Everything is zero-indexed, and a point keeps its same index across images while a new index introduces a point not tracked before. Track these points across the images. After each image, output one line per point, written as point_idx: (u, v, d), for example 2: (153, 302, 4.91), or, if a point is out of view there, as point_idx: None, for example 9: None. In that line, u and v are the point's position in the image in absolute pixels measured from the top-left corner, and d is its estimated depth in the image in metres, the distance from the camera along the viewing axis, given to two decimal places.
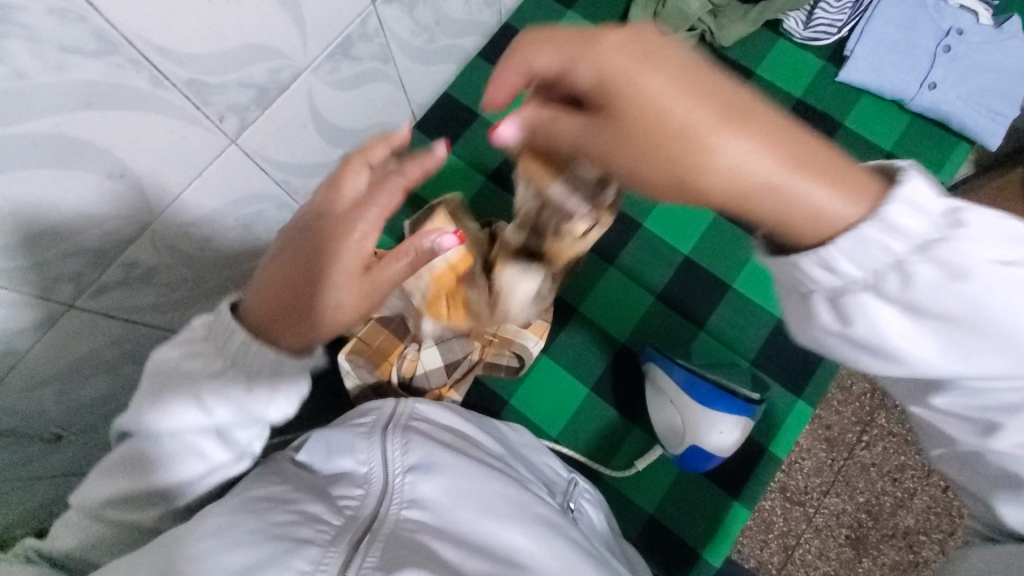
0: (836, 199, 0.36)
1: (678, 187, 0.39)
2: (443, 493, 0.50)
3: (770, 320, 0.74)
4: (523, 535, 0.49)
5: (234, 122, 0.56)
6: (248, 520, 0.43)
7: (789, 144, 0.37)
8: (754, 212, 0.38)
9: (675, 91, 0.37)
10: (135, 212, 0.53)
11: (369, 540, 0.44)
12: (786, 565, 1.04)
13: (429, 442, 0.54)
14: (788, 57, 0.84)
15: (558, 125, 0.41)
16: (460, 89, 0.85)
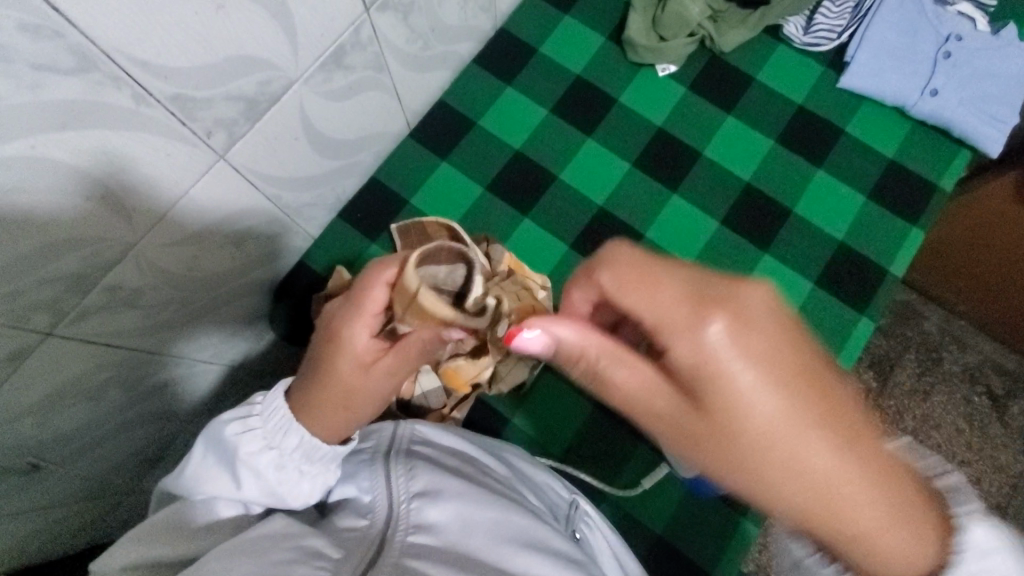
0: (843, 484, 0.43)
1: (726, 439, 0.44)
2: (452, 520, 0.47)
3: None
4: (540, 565, 0.46)
5: (221, 138, 0.53)
6: (244, 563, 0.40)
7: (812, 412, 0.43)
8: (772, 468, 0.44)
9: (708, 353, 0.44)
10: (116, 235, 0.50)
11: (377, 574, 0.41)
12: None
13: (434, 468, 0.52)
14: (790, 62, 0.82)
15: (609, 368, 0.46)
16: (456, 96, 0.82)
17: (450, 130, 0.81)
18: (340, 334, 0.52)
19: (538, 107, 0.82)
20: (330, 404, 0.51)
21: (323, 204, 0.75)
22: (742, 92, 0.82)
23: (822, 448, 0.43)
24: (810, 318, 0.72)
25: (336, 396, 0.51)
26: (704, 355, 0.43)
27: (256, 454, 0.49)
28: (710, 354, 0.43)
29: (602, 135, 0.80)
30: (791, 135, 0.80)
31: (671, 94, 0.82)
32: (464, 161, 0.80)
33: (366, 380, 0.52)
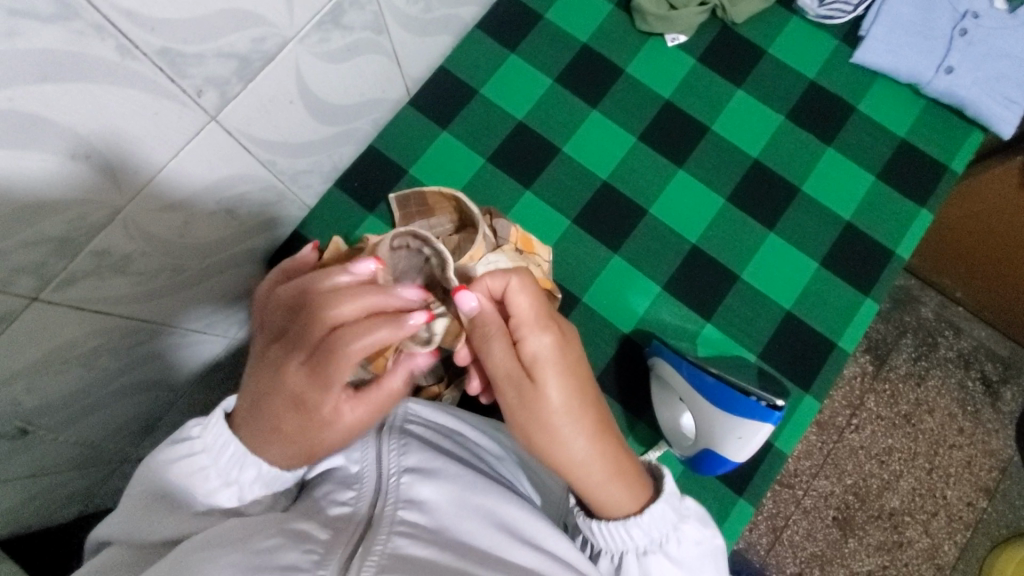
0: (602, 468, 0.48)
1: (537, 423, 0.46)
2: (444, 498, 0.46)
3: (779, 312, 0.71)
4: (532, 551, 0.45)
5: (213, 97, 0.51)
6: (225, 553, 0.38)
7: (594, 406, 0.48)
8: (577, 454, 0.47)
9: (504, 343, 0.47)
10: (102, 197, 0.48)
11: (366, 548, 0.39)
12: (775, 545, 1.04)
13: (427, 447, 0.51)
14: (803, 36, 0.80)
15: (502, 359, 0.46)
16: (457, 63, 0.79)
17: (451, 98, 0.78)
18: (274, 372, 0.44)
19: (543, 76, 0.79)
20: (285, 439, 0.45)
21: (319, 172, 0.73)
22: (753, 66, 0.79)
23: (579, 446, 0.47)
24: (814, 299, 0.71)
25: (295, 434, 0.45)
26: (540, 373, 0.46)
27: (212, 459, 0.47)
28: (540, 372, 0.46)
29: (608, 107, 0.78)
30: (802, 111, 0.78)
31: (680, 66, 0.79)
32: (465, 131, 0.78)
33: (307, 414, 0.44)
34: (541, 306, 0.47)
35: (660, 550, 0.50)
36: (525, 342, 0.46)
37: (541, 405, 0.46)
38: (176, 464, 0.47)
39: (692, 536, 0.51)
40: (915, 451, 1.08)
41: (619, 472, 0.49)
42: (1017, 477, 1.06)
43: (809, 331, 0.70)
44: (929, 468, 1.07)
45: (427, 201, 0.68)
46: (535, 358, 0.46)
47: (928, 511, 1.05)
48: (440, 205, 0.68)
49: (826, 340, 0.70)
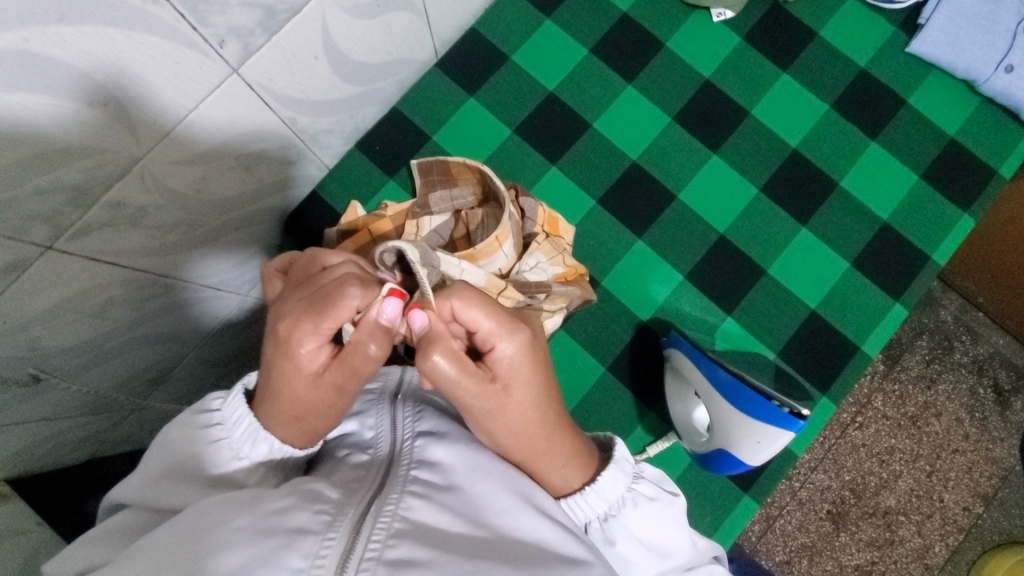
0: (563, 463, 0.49)
1: (497, 431, 0.45)
2: (457, 461, 0.45)
3: (803, 311, 0.69)
4: (544, 521, 0.43)
5: (235, 48, 0.48)
6: (237, 516, 0.38)
7: (552, 407, 0.47)
8: (538, 455, 0.47)
9: (465, 358, 0.43)
10: (118, 148, 0.47)
11: (377, 508, 0.39)
12: (767, 534, 1.05)
13: (442, 415, 0.50)
14: (857, 19, 0.75)
15: (466, 373, 0.43)
16: (489, 26, 0.75)
17: (480, 63, 0.75)
18: (283, 349, 0.43)
19: (578, 46, 0.75)
20: (288, 417, 0.45)
21: (340, 132, 0.71)
22: (801, 48, 0.75)
23: (539, 444, 0.47)
24: (842, 299, 0.69)
25: (295, 412, 0.45)
26: (511, 378, 0.44)
27: (229, 431, 0.47)
28: (510, 378, 0.44)
29: (644, 83, 0.74)
30: (848, 100, 0.74)
31: (724, 43, 0.75)
32: (493, 99, 0.75)
33: (327, 394, 0.44)
34: (499, 308, 0.44)
35: (619, 514, 0.49)
36: (494, 350, 0.44)
37: (511, 410, 0.45)
38: (194, 432, 0.47)
39: (646, 495, 0.51)
40: (917, 453, 1.06)
41: (575, 454, 0.49)
42: (1017, 486, 1.05)
43: (832, 332, 0.68)
44: (929, 470, 1.06)
45: (454, 174, 0.66)
46: (505, 365, 0.44)
47: (924, 513, 1.05)
48: (467, 178, 0.66)
49: (849, 343, 0.68)
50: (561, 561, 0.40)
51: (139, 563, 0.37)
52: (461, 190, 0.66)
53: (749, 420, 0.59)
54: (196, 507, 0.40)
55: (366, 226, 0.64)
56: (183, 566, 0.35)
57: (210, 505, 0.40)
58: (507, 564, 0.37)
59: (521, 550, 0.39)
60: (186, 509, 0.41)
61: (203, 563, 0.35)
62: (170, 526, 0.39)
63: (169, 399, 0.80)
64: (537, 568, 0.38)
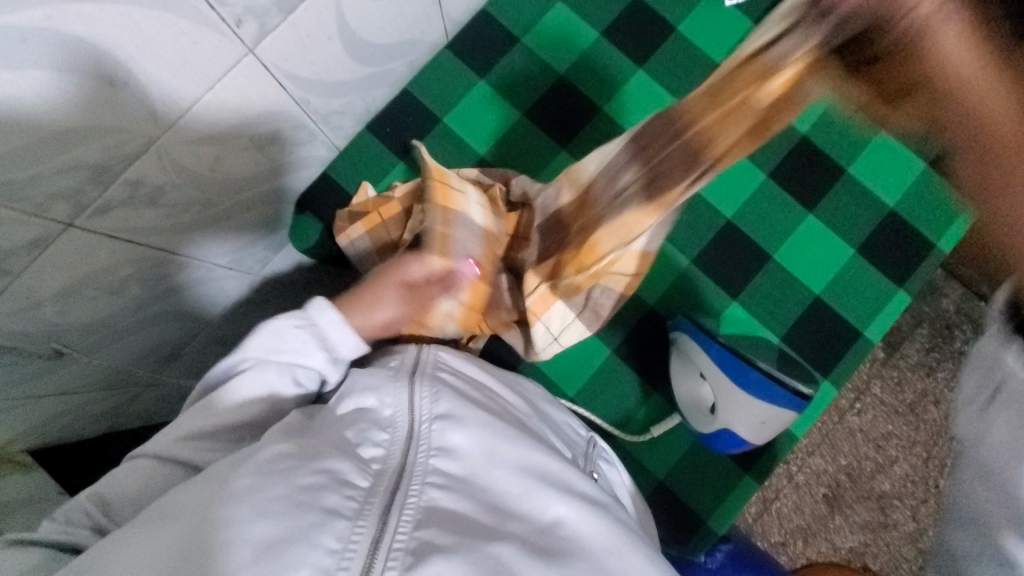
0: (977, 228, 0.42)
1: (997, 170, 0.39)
2: (475, 445, 0.46)
3: (808, 295, 0.70)
4: (561, 500, 0.45)
5: (252, 27, 0.48)
6: (268, 487, 0.40)
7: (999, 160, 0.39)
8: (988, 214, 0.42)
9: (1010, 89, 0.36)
10: (137, 125, 0.47)
11: (402, 497, 0.41)
12: (762, 515, 1.07)
13: (459, 395, 0.50)
14: None
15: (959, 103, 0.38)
16: (499, 7, 0.75)
17: (491, 44, 0.75)
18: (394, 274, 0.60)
19: (586, 27, 0.75)
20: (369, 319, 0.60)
21: (351, 113, 0.71)
22: None
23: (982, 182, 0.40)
24: (846, 285, 0.70)
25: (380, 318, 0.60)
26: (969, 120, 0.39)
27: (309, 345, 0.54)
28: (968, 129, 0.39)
29: (654, 67, 0.74)
30: None
31: (736, 27, 0.75)
32: (503, 81, 0.75)
33: (413, 302, 0.61)
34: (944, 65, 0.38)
35: None
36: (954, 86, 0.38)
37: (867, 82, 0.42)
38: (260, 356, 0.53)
39: None
40: (914, 439, 1.07)
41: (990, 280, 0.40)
42: None
43: (834, 318, 0.69)
44: (926, 456, 1.07)
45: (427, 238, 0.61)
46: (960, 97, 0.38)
47: (918, 497, 1.06)
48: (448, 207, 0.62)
49: (850, 328, 0.69)
50: (577, 543, 0.43)
51: (173, 530, 0.39)
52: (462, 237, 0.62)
53: (752, 400, 0.61)
54: (220, 466, 0.43)
55: (377, 209, 0.67)
56: (216, 536, 0.38)
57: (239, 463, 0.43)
58: (524, 552, 0.40)
59: (538, 538, 0.42)
60: (212, 468, 0.44)
61: (241, 526, 0.38)
62: (199, 487, 0.41)
63: (183, 375, 0.81)
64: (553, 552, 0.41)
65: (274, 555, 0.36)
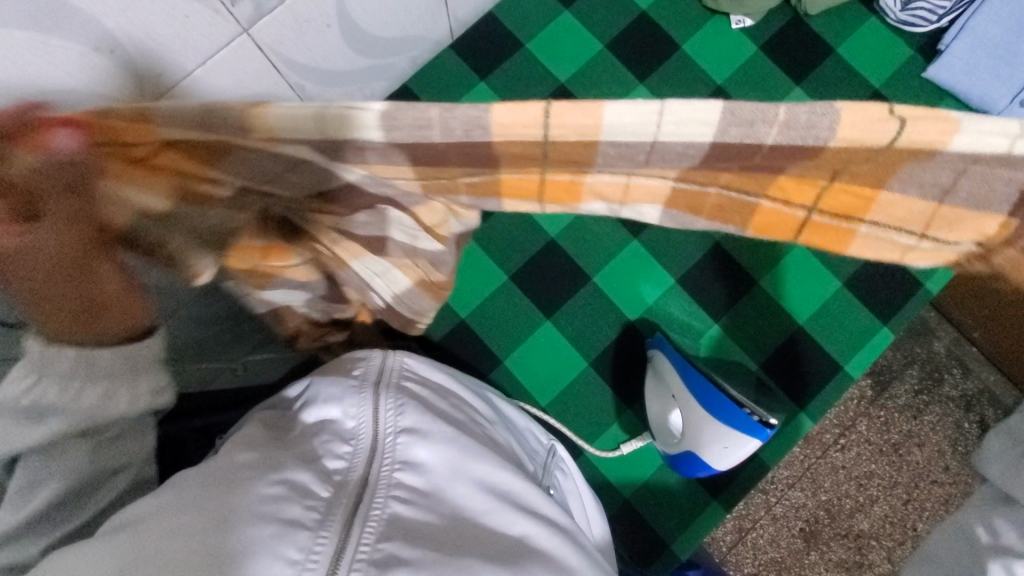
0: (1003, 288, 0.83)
1: None
2: (440, 460, 0.46)
3: (790, 324, 0.69)
4: (524, 517, 0.45)
5: (246, 8, 0.48)
6: (231, 494, 0.40)
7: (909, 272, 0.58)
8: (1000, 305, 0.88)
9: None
10: (121, 95, 0.47)
11: (365, 510, 0.41)
12: (737, 545, 1.02)
13: (426, 408, 0.49)
14: (876, 40, 0.74)
15: None
16: (506, 12, 0.75)
17: (495, 48, 0.75)
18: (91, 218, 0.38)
19: (591, 37, 0.75)
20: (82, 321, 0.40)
21: (348, 104, 0.71)
22: (817, 64, 0.74)
23: None
24: (829, 317, 0.70)
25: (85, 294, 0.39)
26: None
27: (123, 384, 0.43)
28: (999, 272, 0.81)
29: (655, 83, 0.74)
30: None
31: (741, 51, 0.74)
32: (503, 85, 0.75)
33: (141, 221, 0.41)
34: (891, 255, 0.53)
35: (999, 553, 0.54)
36: None
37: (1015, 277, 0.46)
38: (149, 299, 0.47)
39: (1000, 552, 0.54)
40: (895, 480, 1.03)
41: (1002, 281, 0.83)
42: None
43: (814, 348, 0.69)
44: (907, 498, 1.03)
45: (522, 148, 0.37)
46: None
47: (896, 540, 1.01)
48: (525, 178, 0.41)
49: (832, 363, 0.69)
50: (541, 561, 0.42)
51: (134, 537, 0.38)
52: (622, 136, 0.36)
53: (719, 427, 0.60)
54: (181, 480, 0.43)
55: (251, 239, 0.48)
56: (187, 548, 0.37)
57: (203, 477, 0.42)
58: (493, 562, 0.40)
59: (503, 550, 0.42)
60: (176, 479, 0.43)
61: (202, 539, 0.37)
62: (160, 496, 0.41)
63: None
64: (519, 567, 0.41)
65: (239, 564, 0.36)
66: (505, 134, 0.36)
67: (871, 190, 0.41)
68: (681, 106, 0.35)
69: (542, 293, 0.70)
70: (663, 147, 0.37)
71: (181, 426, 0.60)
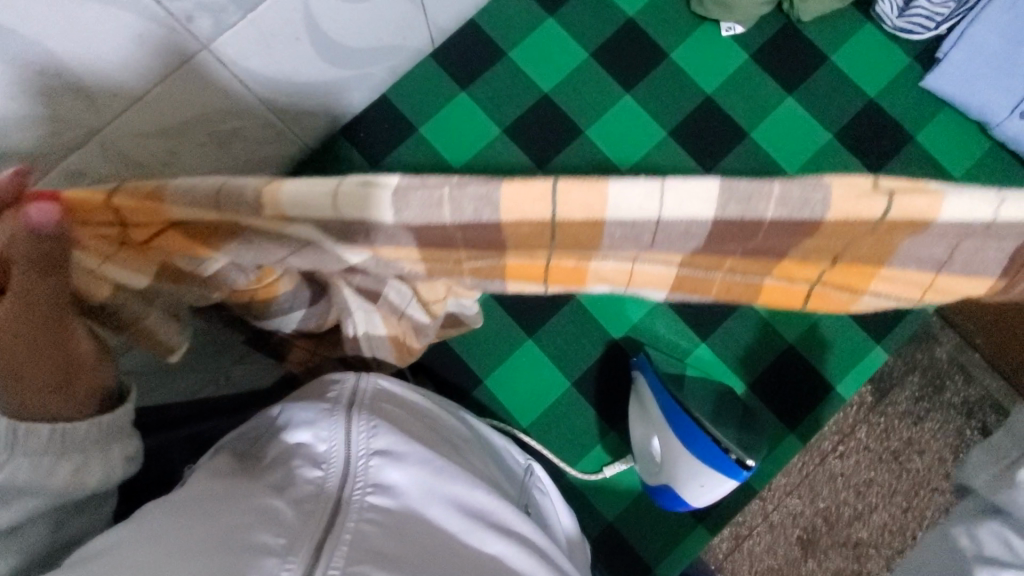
0: None
1: None
2: (413, 483, 0.44)
3: (779, 342, 0.67)
4: (498, 538, 0.44)
5: (207, 24, 0.46)
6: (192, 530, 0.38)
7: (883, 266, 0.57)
8: None
9: None
10: (74, 116, 0.45)
11: (337, 531, 0.38)
12: (732, 554, 0.96)
13: (399, 430, 0.48)
14: (871, 47, 0.71)
15: None
16: (489, 19, 0.73)
17: (476, 57, 0.73)
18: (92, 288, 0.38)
19: (576, 45, 0.73)
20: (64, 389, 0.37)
21: (325, 116, 0.69)
22: (809, 72, 0.71)
23: None
24: (819, 335, 0.67)
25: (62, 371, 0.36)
26: None
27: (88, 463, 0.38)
28: None
29: (643, 93, 0.72)
30: (852, 131, 0.70)
31: (731, 59, 0.72)
32: (485, 95, 0.72)
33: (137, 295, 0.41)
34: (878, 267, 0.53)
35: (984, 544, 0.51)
36: None
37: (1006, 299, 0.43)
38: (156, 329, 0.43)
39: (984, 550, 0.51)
40: (895, 488, 0.97)
41: None
42: None
43: (805, 367, 0.67)
44: (906, 507, 0.97)
45: (529, 229, 0.35)
46: None
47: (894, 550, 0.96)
48: (530, 264, 0.40)
49: (823, 382, 0.67)
50: None
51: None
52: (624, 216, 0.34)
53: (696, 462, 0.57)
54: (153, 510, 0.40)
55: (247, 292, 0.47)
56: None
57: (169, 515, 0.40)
58: None
59: (480, 569, 0.41)
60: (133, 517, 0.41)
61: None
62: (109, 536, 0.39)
63: None
64: None
65: None
66: (514, 213, 0.34)
67: (873, 268, 0.39)
68: (680, 181, 0.33)
69: (524, 311, 0.69)
70: (666, 229, 0.35)
71: (171, 437, 0.54)
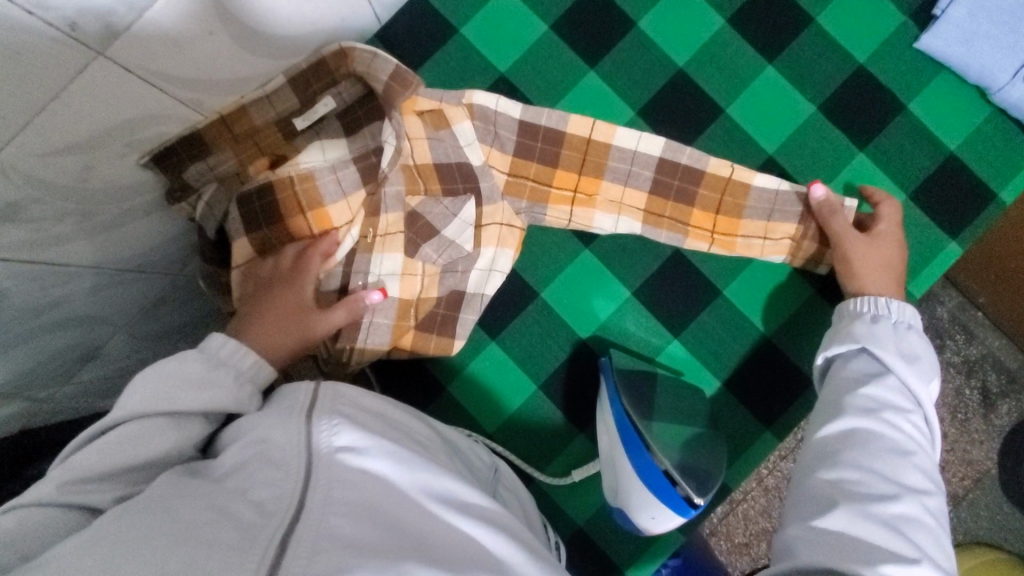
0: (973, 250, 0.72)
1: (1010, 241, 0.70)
2: (380, 479, 0.40)
3: (755, 335, 0.64)
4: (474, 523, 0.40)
5: (96, 29, 0.41)
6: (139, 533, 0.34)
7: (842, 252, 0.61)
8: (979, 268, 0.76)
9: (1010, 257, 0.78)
10: None
11: (301, 528, 0.34)
12: (727, 518, 0.92)
13: (364, 422, 0.44)
14: (860, 5, 0.64)
15: None
16: None
17: (425, 36, 0.66)
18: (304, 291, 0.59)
19: (533, 17, 0.66)
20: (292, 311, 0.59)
21: None
22: (792, 37, 0.65)
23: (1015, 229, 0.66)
24: (798, 328, 0.64)
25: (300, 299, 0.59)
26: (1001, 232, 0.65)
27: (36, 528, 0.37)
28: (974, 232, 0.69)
29: (608, 69, 0.65)
30: (839, 101, 0.64)
31: (705, 26, 0.65)
32: (436, 79, 0.67)
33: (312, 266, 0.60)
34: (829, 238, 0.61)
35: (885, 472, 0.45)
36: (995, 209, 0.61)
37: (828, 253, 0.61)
38: (202, 375, 0.47)
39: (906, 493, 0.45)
40: None
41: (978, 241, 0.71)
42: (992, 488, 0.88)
43: (783, 360, 0.64)
44: None
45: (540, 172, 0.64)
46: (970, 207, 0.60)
47: None
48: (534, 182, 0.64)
49: (801, 376, 0.63)
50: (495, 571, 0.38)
51: None
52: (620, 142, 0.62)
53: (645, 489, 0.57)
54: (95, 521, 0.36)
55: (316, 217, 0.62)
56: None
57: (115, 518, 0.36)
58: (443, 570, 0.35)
59: (456, 558, 0.37)
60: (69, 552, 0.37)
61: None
62: None
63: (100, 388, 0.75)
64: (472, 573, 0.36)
65: None
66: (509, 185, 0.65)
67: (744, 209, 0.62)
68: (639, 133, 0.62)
69: (487, 314, 0.66)
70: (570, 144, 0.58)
71: None
